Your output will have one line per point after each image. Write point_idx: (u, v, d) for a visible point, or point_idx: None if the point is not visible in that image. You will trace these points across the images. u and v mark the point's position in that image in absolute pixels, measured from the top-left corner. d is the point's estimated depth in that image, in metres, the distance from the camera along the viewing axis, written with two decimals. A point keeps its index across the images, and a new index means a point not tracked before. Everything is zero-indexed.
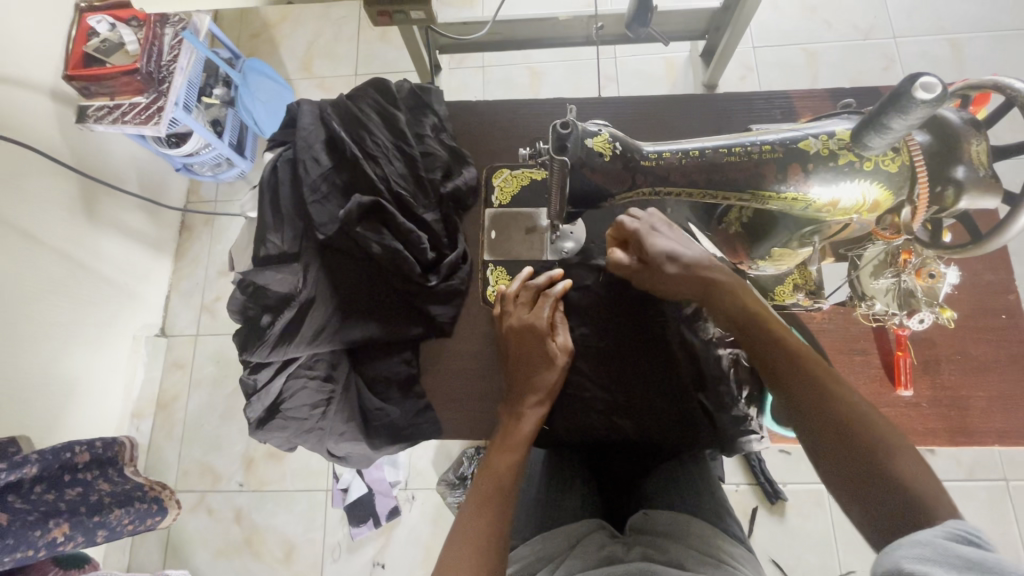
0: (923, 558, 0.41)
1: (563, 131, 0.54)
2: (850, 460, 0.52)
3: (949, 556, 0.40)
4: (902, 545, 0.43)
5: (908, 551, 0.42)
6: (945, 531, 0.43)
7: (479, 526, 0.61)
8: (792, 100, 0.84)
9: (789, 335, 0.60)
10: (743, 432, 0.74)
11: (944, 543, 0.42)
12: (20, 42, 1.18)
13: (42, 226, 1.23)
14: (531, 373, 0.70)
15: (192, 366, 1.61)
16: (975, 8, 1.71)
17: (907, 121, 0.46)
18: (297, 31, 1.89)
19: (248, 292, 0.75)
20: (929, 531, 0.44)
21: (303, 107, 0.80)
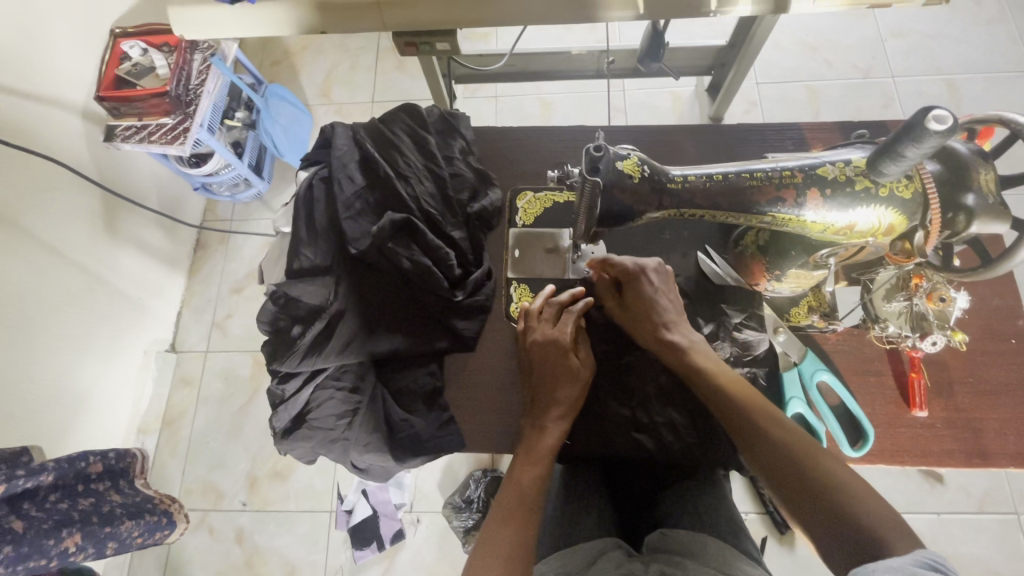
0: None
1: (596, 154, 0.58)
2: (813, 506, 0.55)
3: None
4: (877, 571, 0.45)
5: None
6: (913, 558, 0.46)
7: (504, 537, 0.62)
8: (803, 132, 0.88)
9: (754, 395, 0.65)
10: None
11: (915, 569, 0.45)
12: (57, 64, 1.24)
13: (64, 239, 1.26)
14: (554, 387, 0.72)
15: (200, 382, 1.61)
16: (969, 51, 1.79)
17: (920, 150, 0.50)
18: (318, 59, 1.97)
19: (280, 303, 0.77)
20: (901, 560, 0.46)
21: (338, 128, 0.85)
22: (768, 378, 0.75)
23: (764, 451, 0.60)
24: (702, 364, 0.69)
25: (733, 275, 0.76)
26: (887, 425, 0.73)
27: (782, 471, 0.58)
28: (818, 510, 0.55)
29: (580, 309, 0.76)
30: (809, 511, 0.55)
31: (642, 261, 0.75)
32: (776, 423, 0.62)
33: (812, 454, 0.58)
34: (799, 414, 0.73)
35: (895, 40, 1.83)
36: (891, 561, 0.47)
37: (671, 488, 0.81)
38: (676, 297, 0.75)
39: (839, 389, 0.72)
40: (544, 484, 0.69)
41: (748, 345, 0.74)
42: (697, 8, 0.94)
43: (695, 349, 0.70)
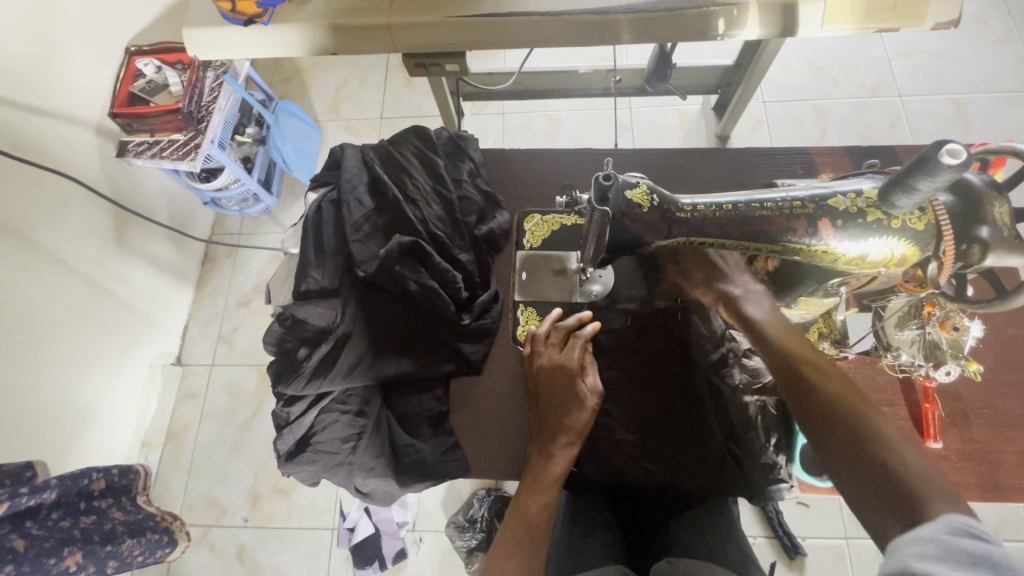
0: (929, 555, 0.43)
1: (605, 183, 0.57)
2: (856, 460, 0.55)
3: (953, 550, 0.43)
4: (908, 544, 0.46)
5: (914, 551, 0.45)
6: (945, 525, 0.45)
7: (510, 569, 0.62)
8: (811, 156, 0.88)
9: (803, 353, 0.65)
10: (772, 480, 0.74)
11: (945, 537, 0.44)
12: (72, 81, 1.26)
13: (76, 254, 1.27)
14: (563, 413, 0.71)
15: (205, 397, 1.61)
16: (976, 70, 1.79)
17: (933, 183, 0.49)
18: (328, 76, 2.00)
19: (287, 324, 0.77)
20: (930, 524, 0.46)
21: (347, 151, 0.85)
22: (778, 407, 0.75)
23: (811, 408, 0.60)
24: (757, 315, 0.67)
25: None
26: None
27: (828, 429, 0.58)
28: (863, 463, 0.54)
29: (586, 334, 0.75)
30: (853, 463, 0.55)
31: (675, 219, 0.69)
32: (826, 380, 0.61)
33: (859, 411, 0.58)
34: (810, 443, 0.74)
35: (902, 60, 1.83)
36: (923, 529, 0.46)
37: (681, 513, 0.79)
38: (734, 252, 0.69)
39: None
40: (552, 512, 0.68)
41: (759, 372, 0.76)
42: (704, 32, 0.95)
43: (754, 301, 0.68)
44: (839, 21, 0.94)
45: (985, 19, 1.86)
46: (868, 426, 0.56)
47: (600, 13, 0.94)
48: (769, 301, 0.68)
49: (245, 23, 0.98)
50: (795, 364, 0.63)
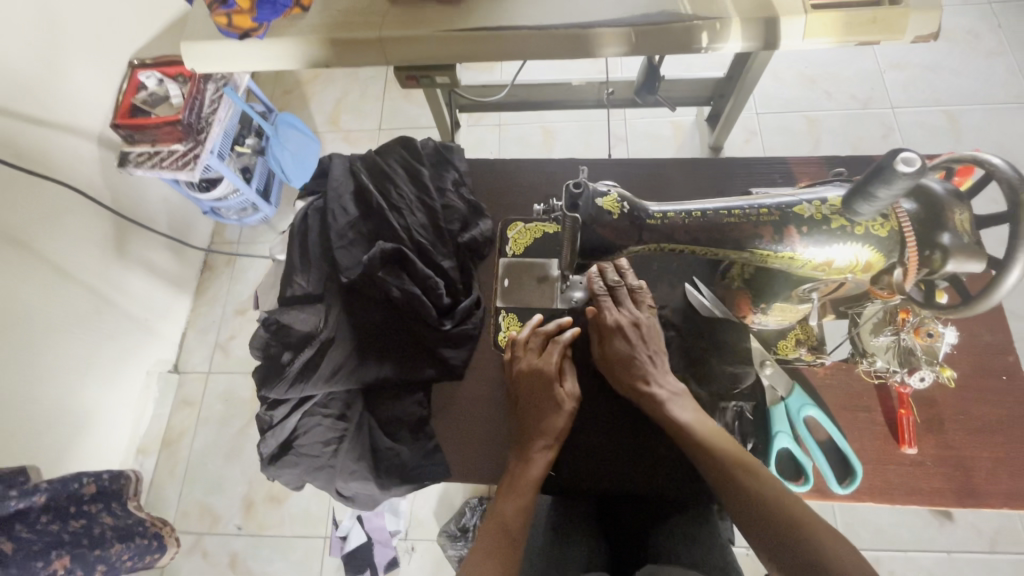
0: None
1: (575, 191, 0.59)
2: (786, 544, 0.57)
3: None
4: None
5: None
6: None
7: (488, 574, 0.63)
8: (791, 166, 0.89)
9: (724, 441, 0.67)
10: None
11: None
12: (75, 93, 1.30)
13: (76, 262, 1.30)
14: (541, 417, 0.72)
15: (201, 404, 1.62)
16: (968, 83, 1.82)
17: (891, 191, 0.51)
18: (328, 88, 2.04)
19: (271, 330, 0.79)
20: None
21: (335, 161, 0.87)
22: (754, 413, 0.75)
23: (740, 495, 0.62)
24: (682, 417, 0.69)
25: (721, 307, 0.76)
26: (876, 461, 0.72)
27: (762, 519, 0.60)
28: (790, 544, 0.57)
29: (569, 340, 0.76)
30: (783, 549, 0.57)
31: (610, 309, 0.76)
32: (747, 470, 0.64)
33: (778, 493, 0.61)
34: (786, 449, 0.73)
35: (893, 72, 1.85)
36: None
37: (658, 526, 0.77)
38: (659, 350, 0.74)
39: (828, 426, 0.72)
40: (528, 516, 0.69)
41: (737, 377, 0.74)
42: (687, 45, 0.97)
43: (674, 403, 0.70)
44: (820, 34, 0.96)
45: (977, 32, 1.88)
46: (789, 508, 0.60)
47: (585, 28, 0.96)
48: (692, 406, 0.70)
49: (240, 37, 1.01)
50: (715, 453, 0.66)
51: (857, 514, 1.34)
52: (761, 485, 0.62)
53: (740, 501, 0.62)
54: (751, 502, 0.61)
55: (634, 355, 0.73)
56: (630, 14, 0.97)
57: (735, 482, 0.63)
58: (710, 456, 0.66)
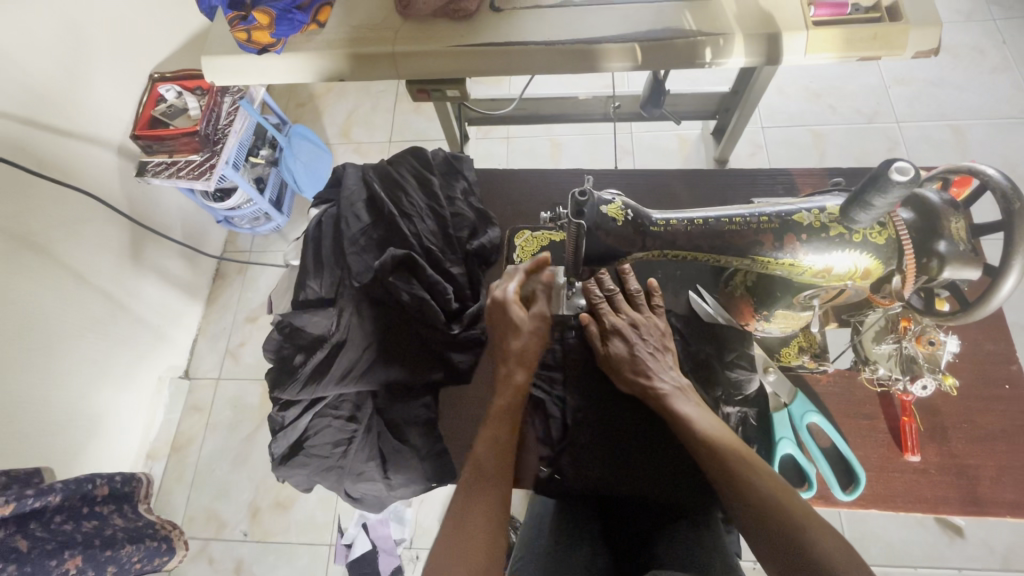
0: None
1: (581, 199, 0.60)
2: (781, 538, 0.58)
3: None
4: None
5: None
6: None
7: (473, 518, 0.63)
8: (793, 177, 0.91)
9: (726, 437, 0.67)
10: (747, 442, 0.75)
11: None
12: (97, 105, 1.35)
13: (93, 268, 1.33)
14: (502, 342, 0.74)
15: (211, 410, 1.65)
16: (973, 98, 1.83)
17: (887, 199, 0.52)
18: (340, 101, 2.09)
19: (285, 333, 0.82)
20: None
21: (348, 170, 0.90)
22: (758, 418, 0.76)
23: (740, 490, 0.63)
24: (686, 410, 0.70)
25: (723, 315, 0.78)
26: (880, 468, 0.72)
27: (760, 514, 0.61)
28: (784, 539, 0.58)
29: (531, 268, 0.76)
30: (778, 544, 0.58)
31: (607, 313, 0.78)
32: (750, 467, 0.64)
33: (774, 488, 0.62)
34: (789, 455, 0.74)
35: (898, 87, 1.87)
36: None
37: (675, 524, 0.75)
38: (661, 346, 0.76)
39: (830, 432, 0.73)
40: (502, 449, 0.69)
41: (739, 384, 0.75)
42: (692, 60, 1.00)
43: (677, 396, 0.72)
44: (822, 49, 0.98)
45: (981, 48, 1.90)
46: (785, 503, 0.61)
47: (591, 43, 1.00)
48: (694, 399, 0.72)
49: (258, 52, 1.05)
50: (718, 452, 0.66)
51: (866, 528, 1.33)
52: (757, 480, 0.63)
53: (738, 496, 0.63)
54: (749, 497, 0.62)
55: (635, 349, 0.75)
56: (636, 30, 1.00)
57: (733, 476, 0.64)
58: (709, 450, 0.66)
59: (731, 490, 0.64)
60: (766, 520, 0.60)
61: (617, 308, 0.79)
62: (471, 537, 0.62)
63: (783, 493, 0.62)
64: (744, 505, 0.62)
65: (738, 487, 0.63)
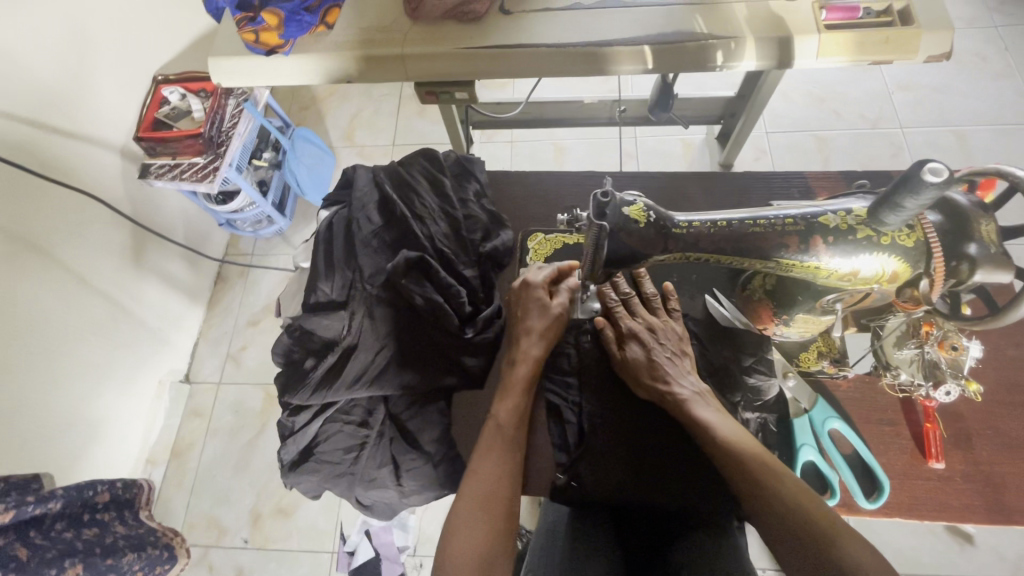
0: None
1: (603, 200, 0.59)
2: (807, 547, 0.57)
3: None
4: None
5: None
6: None
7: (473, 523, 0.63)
8: (807, 181, 0.90)
9: (748, 445, 0.66)
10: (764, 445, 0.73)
11: None
12: (100, 107, 1.33)
13: (94, 270, 1.32)
14: (527, 320, 0.76)
15: (212, 415, 1.62)
16: (978, 104, 1.83)
17: (918, 201, 0.51)
18: (343, 105, 2.08)
19: (296, 336, 0.80)
20: None
21: (360, 171, 0.89)
22: (777, 424, 0.74)
23: (763, 499, 0.61)
24: (706, 416, 0.69)
25: (740, 318, 0.77)
26: (903, 475, 0.71)
27: (785, 525, 0.59)
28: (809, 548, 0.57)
29: (561, 270, 0.80)
30: (804, 553, 0.57)
31: (627, 318, 0.77)
32: (774, 477, 0.62)
33: (799, 495, 0.61)
34: (810, 462, 0.72)
35: (902, 93, 1.88)
36: None
37: (691, 533, 0.73)
38: (679, 351, 0.75)
39: (852, 438, 0.71)
40: (521, 416, 0.72)
41: (758, 390, 0.74)
42: (703, 63, 1.00)
43: (697, 402, 0.70)
44: (834, 52, 0.98)
45: (984, 54, 1.90)
46: (811, 511, 0.59)
47: (603, 45, 0.99)
48: (714, 404, 0.71)
49: (267, 53, 1.05)
50: (740, 461, 0.64)
51: (878, 536, 1.31)
52: (780, 486, 0.61)
53: (763, 505, 0.61)
54: (773, 506, 0.61)
55: (652, 353, 0.73)
56: (648, 33, 0.99)
57: (755, 484, 0.62)
58: (729, 455, 0.65)
59: (754, 500, 0.62)
60: (790, 529, 0.59)
61: (632, 313, 0.78)
62: (494, 513, 0.65)
63: (809, 501, 0.60)
64: (768, 513, 0.61)
65: (762, 496, 0.62)
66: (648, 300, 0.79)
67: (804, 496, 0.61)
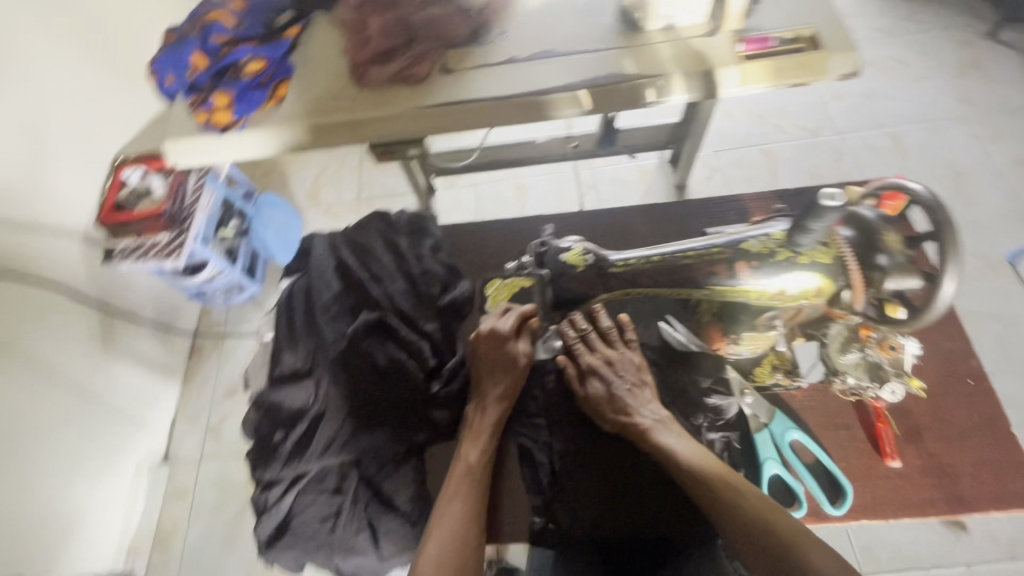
0: None
1: (542, 250, 0.69)
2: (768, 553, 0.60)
3: None
4: None
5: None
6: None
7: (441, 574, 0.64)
8: (745, 203, 0.96)
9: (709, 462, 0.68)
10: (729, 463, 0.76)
11: None
12: (62, 197, 1.33)
13: (61, 361, 1.30)
14: (493, 369, 0.78)
15: (195, 493, 1.58)
16: (905, 105, 1.96)
17: (822, 223, 0.57)
18: (307, 166, 2.12)
19: (264, 410, 0.82)
20: None
21: (317, 240, 0.92)
22: (742, 441, 0.77)
23: (727, 513, 0.63)
24: (670, 443, 0.71)
25: (695, 341, 0.77)
26: (865, 476, 0.75)
27: (747, 535, 0.61)
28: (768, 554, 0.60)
29: (524, 314, 0.80)
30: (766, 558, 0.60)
31: (585, 353, 0.80)
32: (736, 491, 0.64)
33: (762, 505, 0.63)
34: (777, 475, 0.75)
35: (836, 102, 2.00)
36: None
37: (679, 560, 0.72)
38: (638, 381, 0.77)
39: (813, 447, 0.75)
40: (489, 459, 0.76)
41: (718, 409, 0.78)
42: (636, 100, 1.06)
43: (659, 429, 0.73)
44: (756, 80, 1.05)
45: (904, 60, 2.05)
46: (772, 518, 0.62)
47: (541, 94, 1.05)
48: (677, 431, 0.73)
49: (221, 130, 1.09)
50: (705, 482, 0.66)
51: (873, 534, 1.32)
52: (742, 499, 0.64)
53: (727, 519, 0.63)
54: (735, 518, 0.63)
55: (613, 386, 0.76)
56: (582, 78, 1.05)
57: (719, 500, 0.65)
58: (689, 475, 0.68)
59: (718, 514, 0.64)
60: (752, 539, 0.61)
61: (590, 345, 0.80)
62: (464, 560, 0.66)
63: (769, 509, 0.63)
64: (730, 524, 0.63)
65: (726, 510, 0.64)
66: (607, 331, 0.81)
67: (765, 505, 0.63)
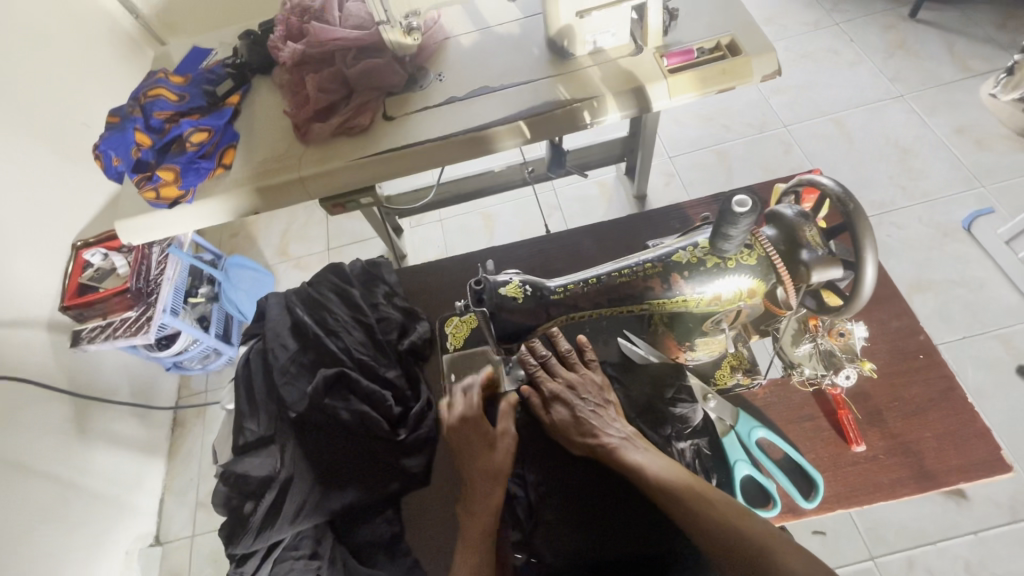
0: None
1: (478, 288, 0.68)
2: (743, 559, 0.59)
3: None
4: None
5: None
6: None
7: None
8: (687, 210, 0.98)
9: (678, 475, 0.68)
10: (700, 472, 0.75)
11: None
12: (22, 288, 1.32)
13: (36, 455, 1.26)
14: (475, 461, 0.74)
15: (190, 571, 1.53)
16: (843, 91, 2.04)
17: (740, 228, 0.58)
18: (273, 223, 2.13)
19: (231, 482, 0.80)
20: None
21: (271, 301, 0.92)
22: (710, 447, 0.78)
23: (699, 524, 0.64)
24: (638, 458, 0.71)
25: (655, 353, 0.80)
26: (834, 466, 0.75)
27: (721, 543, 0.61)
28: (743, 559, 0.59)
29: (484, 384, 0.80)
30: (740, 564, 0.59)
31: (543, 377, 0.79)
32: (706, 501, 0.65)
33: (732, 512, 0.63)
34: (748, 476, 0.75)
35: (778, 97, 2.07)
36: None
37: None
38: (603, 401, 0.77)
39: (778, 443, 0.75)
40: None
41: (685, 417, 0.77)
42: (575, 123, 1.09)
43: (627, 447, 0.72)
44: (684, 91, 1.09)
45: (836, 48, 2.14)
46: (743, 524, 0.62)
47: (479, 129, 1.08)
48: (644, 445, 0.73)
49: (169, 205, 1.09)
50: (675, 496, 0.66)
51: (875, 515, 1.32)
52: (711, 505, 0.64)
53: (701, 531, 0.63)
54: (707, 528, 0.63)
55: (576, 408, 0.76)
56: (519, 110, 1.09)
57: (691, 512, 0.65)
58: (665, 491, 0.67)
59: (692, 526, 0.64)
60: (725, 545, 0.61)
61: (552, 369, 0.80)
62: None
63: (739, 515, 0.63)
64: (705, 535, 0.63)
65: (698, 520, 0.64)
66: (567, 354, 0.80)
67: (735, 513, 0.63)
